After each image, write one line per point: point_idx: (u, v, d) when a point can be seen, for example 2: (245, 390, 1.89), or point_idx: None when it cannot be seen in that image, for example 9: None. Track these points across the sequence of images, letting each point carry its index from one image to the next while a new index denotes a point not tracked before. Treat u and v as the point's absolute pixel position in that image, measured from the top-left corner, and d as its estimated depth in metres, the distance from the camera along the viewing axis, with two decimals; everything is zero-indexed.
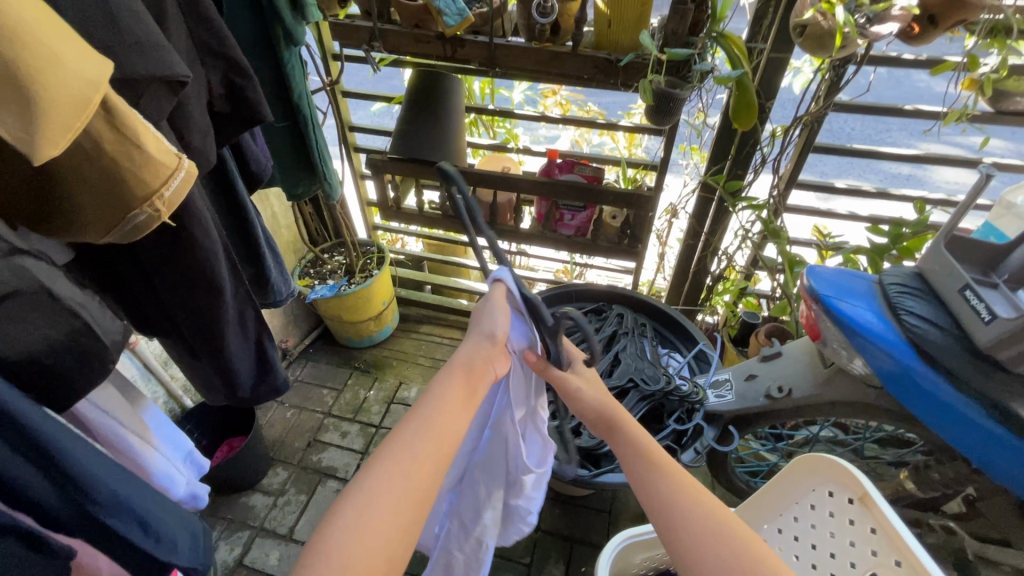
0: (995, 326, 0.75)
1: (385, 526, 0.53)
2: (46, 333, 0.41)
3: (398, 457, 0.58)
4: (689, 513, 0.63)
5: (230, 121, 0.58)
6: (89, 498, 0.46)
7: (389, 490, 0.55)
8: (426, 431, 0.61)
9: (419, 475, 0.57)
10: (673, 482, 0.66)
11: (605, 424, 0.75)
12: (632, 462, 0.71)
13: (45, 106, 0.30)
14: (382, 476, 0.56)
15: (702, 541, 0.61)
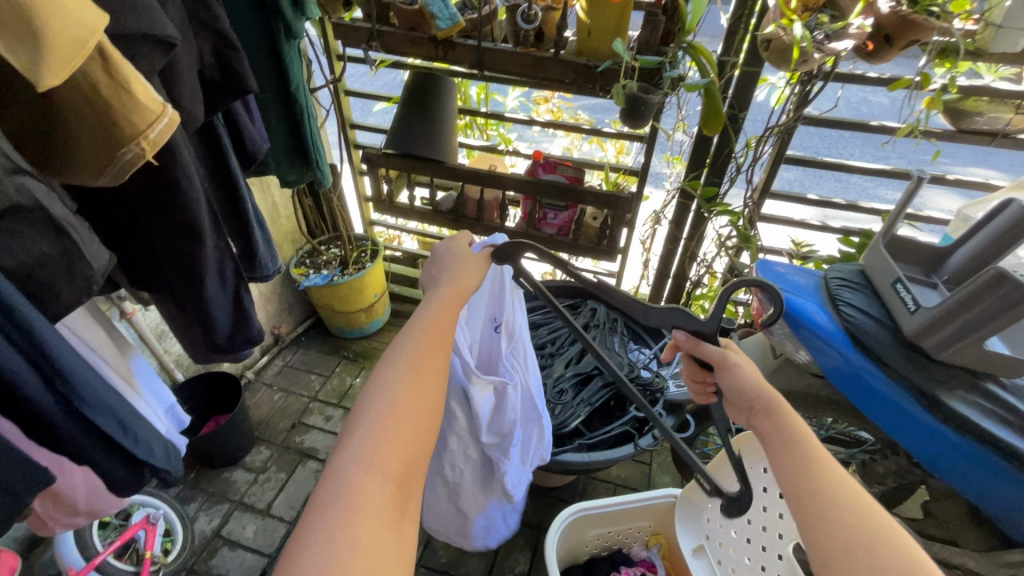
0: (921, 315, 0.81)
1: (422, 412, 0.52)
2: (41, 246, 0.48)
3: (414, 348, 0.56)
4: (829, 499, 0.49)
5: (220, 90, 0.66)
6: (72, 393, 0.54)
7: (417, 380, 0.53)
8: (432, 327, 0.58)
9: (436, 367, 0.55)
10: (821, 466, 0.52)
11: (750, 402, 0.58)
12: (771, 438, 0.56)
13: (48, 42, 0.38)
14: (403, 368, 0.53)
15: (841, 536, 0.47)
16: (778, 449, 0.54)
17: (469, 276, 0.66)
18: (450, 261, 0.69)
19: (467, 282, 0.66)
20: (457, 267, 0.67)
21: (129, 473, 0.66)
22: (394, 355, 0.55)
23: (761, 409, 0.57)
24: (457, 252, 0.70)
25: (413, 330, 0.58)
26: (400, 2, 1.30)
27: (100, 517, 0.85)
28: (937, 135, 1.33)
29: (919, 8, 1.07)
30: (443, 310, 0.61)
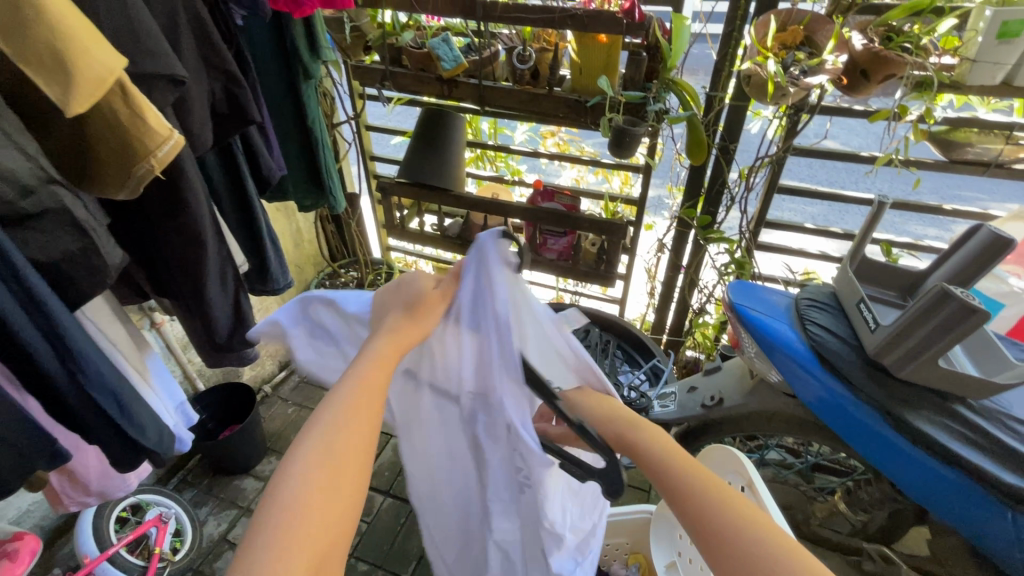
0: (881, 332, 0.84)
1: (334, 505, 0.52)
2: (64, 243, 0.58)
3: (333, 431, 0.54)
4: (716, 509, 0.56)
5: (228, 120, 0.78)
6: (78, 368, 0.64)
7: (328, 467, 0.53)
8: (353, 399, 0.56)
9: (353, 440, 0.55)
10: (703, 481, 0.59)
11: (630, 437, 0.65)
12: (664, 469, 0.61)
13: (78, 81, 0.49)
14: (313, 458, 0.52)
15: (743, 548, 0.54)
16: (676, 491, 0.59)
17: (423, 313, 0.65)
18: (403, 296, 0.66)
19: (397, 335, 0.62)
20: (396, 324, 0.63)
21: (127, 449, 0.74)
22: (314, 425, 0.55)
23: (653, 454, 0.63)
24: (405, 301, 0.66)
25: (327, 409, 0.55)
26: (412, 46, 1.44)
27: (109, 499, 0.93)
28: (929, 165, 1.35)
29: (892, 45, 1.13)
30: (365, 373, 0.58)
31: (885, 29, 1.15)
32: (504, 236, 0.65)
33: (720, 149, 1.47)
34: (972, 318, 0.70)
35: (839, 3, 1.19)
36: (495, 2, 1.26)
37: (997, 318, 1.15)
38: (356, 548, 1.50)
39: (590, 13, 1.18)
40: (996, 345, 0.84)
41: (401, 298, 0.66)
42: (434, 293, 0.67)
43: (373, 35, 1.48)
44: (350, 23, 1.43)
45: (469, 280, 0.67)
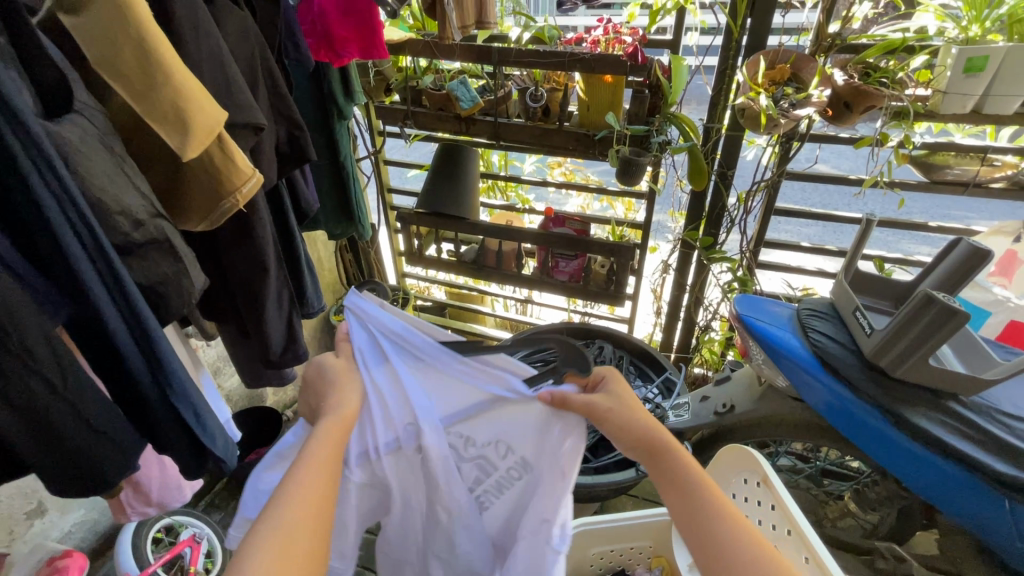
0: (876, 336, 0.92)
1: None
2: (164, 268, 0.67)
3: (282, 536, 0.51)
4: (736, 543, 0.57)
5: (289, 159, 0.88)
6: (167, 379, 0.72)
7: (275, 575, 0.49)
8: (304, 498, 0.54)
9: (301, 541, 0.52)
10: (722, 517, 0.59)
11: (649, 454, 0.65)
12: (683, 493, 0.62)
13: (193, 132, 0.59)
14: (258, 568, 0.48)
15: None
16: (695, 521, 0.60)
17: (344, 385, 0.67)
18: (328, 384, 0.67)
19: (334, 424, 0.62)
20: (337, 407, 0.64)
21: (198, 456, 0.81)
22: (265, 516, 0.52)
23: (675, 476, 0.63)
24: (327, 383, 0.67)
25: (275, 509, 0.52)
26: (432, 88, 1.58)
27: (166, 510, 1.00)
28: (913, 186, 1.45)
29: (870, 80, 1.26)
30: (313, 471, 0.57)
31: (863, 66, 1.28)
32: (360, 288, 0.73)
33: (719, 175, 1.58)
34: (955, 319, 0.79)
35: (821, 44, 1.32)
36: (509, 48, 1.39)
37: (985, 324, 1.23)
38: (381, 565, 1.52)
39: (597, 57, 1.31)
40: (981, 345, 0.93)
41: (322, 386, 0.68)
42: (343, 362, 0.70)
43: (394, 78, 1.62)
44: (374, 68, 1.57)
45: (357, 335, 0.72)
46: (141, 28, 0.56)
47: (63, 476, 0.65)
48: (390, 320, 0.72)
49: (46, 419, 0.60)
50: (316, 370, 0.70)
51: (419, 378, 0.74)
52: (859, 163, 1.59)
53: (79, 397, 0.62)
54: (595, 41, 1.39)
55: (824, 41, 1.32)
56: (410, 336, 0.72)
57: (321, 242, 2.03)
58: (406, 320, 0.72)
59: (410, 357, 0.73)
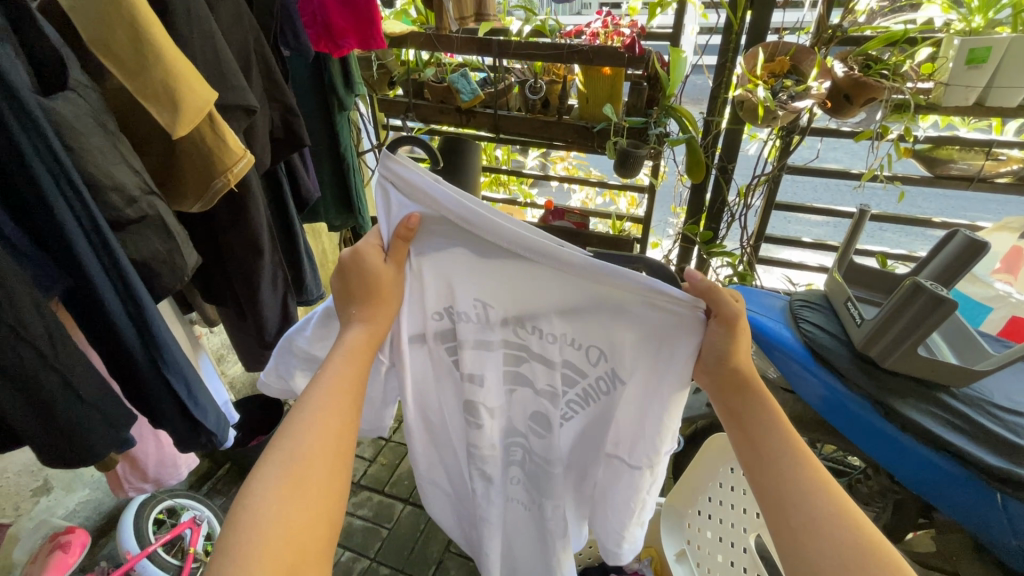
0: (866, 327, 0.94)
1: (308, 530, 0.49)
2: (156, 243, 0.70)
3: (302, 449, 0.52)
4: (812, 494, 0.54)
5: (284, 144, 0.91)
6: (160, 354, 0.74)
7: (294, 487, 0.50)
8: (325, 414, 0.55)
9: (323, 459, 0.52)
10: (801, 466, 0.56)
11: (735, 395, 0.61)
12: (763, 439, 0.59)
13: (185, 112, 0.61)
14: (277, 478, 0.49)
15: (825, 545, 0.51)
16: (772, 470, 0.57)
17: (383, 295, 0.64)
18: (361, 278, 0.63)
19: (359, 340, 0.62)
20: (363, 317, 0.63)
21: (191, 431, 0.83)
22: (288, 431, 0.53)
23: (756, 423, 0.60)
24: (361, 283, 0.63)
25: (295, 426, 0.53)
26: (433, 81, 1.59)
27: (162, 486, 1.03)
28: (916, 180, 1.43)
29: (871, 72, 1.24)
30: (333, 394, 0.57)
31: (864, 58, 1.26)
32: (392, 149, 0.61)
33: (719, 169, 1.57)
34: (940, 309, 0.80)
35: (821, 36, 1.32)
36: (509, 40, 1.40)
37: (985, 321, 1.21)
38: (377, 552, 1.52)
39: (595, 48, 1.31)
40: (975, 338, 0.93)
41: (359, 278, 0.63)
42: (384, 265, 0.64)
43: (397, 72, 1.63)
44: (377, 62, 1.58)
45: (388, 222, 0.64)
46: (131, 9, 0.59)
47: (56, 445, 0.67)
48: (431, 202, 0.62)
49: (38, 389, 0.62)
50: (351, 265, 0.63)
51: (472, 266, 0.66)
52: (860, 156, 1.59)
53: (71, 368, 0.64)
54: (594, 33, 1.40)
55: (825, 33, 1.31)
56: (455, 214, 0.62)
57: (325, 235, 2.05)
58: (450, 194, 0.61)
59: (457, 245, 0.66)
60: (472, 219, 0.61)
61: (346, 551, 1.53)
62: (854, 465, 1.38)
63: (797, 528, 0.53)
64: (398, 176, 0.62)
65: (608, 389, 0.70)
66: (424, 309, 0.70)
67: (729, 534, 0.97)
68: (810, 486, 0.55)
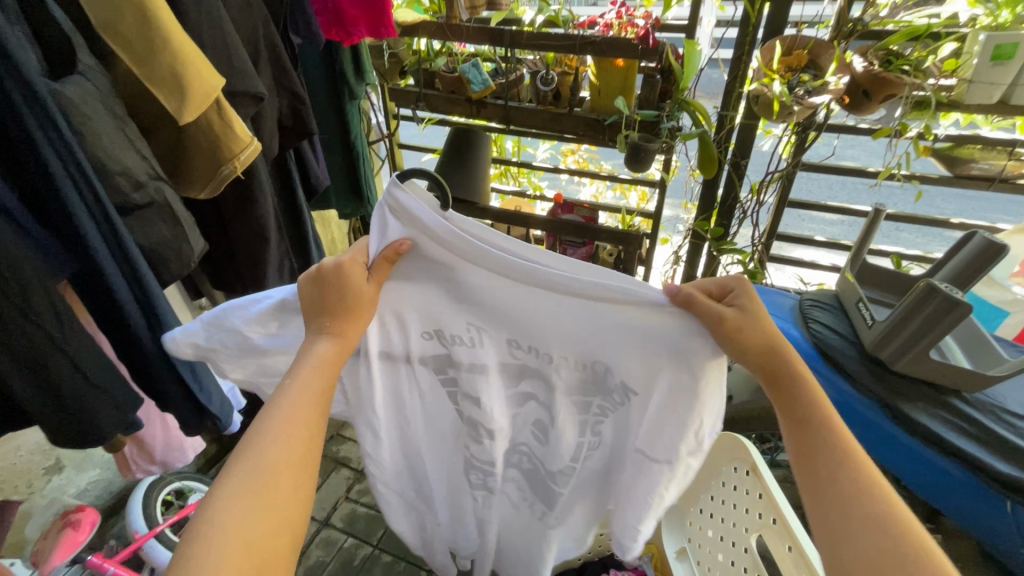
0: (877, 328, 0.92)
1: (269, 541, 0.49)
2: (163, 228, 0.70)
3: (263, 466, 0.51)
4: (854, 488, 0.54)
5: (292, 132, 0.91)
6: (166, 339, 0.75)
7: (256, 498, 0.50)
8: (290, 429, 0.54)
9: (285, 476, 0.52)
10: (839, 442, 0.57)
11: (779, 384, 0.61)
12: (806, 428, 0.58)
13: (192, 97, 0.61)
14: (235, 496, 0.49)
15: (858, 515, 0.52)
16: (812, 459, 0.57)
17: (359, 313, 0.62)
18: (334, 292, 0.61)
19: (330, 353, 0.59)
20: (332, 328, 0.61)
21: (196, 415, 0.84)
22: (252, 442, 0.53)
23: (798, 411, 0.59)
24: (337, 296, 0.61)
25: (259, 437, 0.53)
26: (444, 70, 1.58)
27: (169, 469, 1.04)
28: (935, 180, 1.40)
29: (892, 67, 1.21)
30: (300, 403, 0.56)
31: (885, 53, 1.23)
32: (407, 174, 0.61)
33: (732, 164, 1.55)
34: (956, 311, 0.78)
35: (841, 30, 1.29)
36: (521, 30, 1.38)
37: (1002, 325, 1.19)
38: (379, 540, 1.54)
39: (609, 39, 1.29)
40: (990, 342, 0.91)
41: (332, 292, 0.61)
42: (366, 284, 0.63)
43: (408, 61, 1.63)
44: (389, 50, 1.60)
45: (379, 240, 0.64)
46: None
47: (63, 426, 0.68)
48: (425, 228, 0.62)
49: (46, 370, 0.63)
50: (332, 278, 0.61)
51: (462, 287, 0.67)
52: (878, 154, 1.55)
53: (79, 350, 0.65)
54: (607, 24, 1.37)
55: (845, 26, 1.27)
56: (450, 240, 0.62)
57: (334, 223, 2.05)
58: (446, 223, 0.61)
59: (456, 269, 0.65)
60: (470, 248, 0.62)
61: (350, 538, 1.55)
62: None
63: (832, 517, 0.53)
64: (397, 200, 0.62)
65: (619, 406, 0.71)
66: (410, 329, 0.71)
67: (731, 534, 0.96)
68: (852, 479, 0.54)
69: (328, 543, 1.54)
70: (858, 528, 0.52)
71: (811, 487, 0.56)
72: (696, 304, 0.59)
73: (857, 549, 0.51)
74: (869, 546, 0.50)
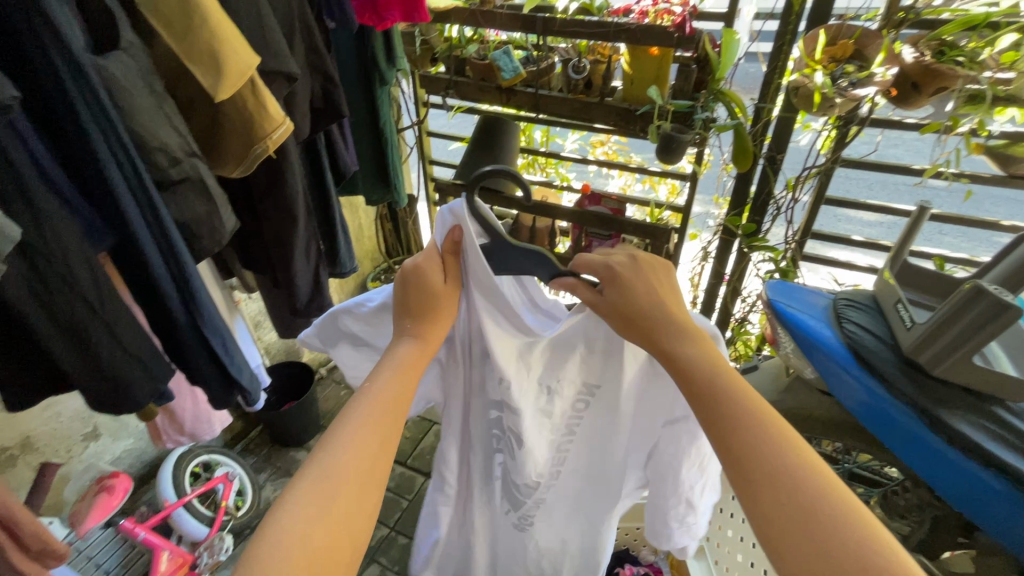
0: (917, 331, 0.89)
1: (332, 547, 0.47)
2: (198, 205, 0.72)
3: (337, 462, 0.51)
4: (767, 450, 0.48)
5: (324, 113, 0.92)
6: (198, 313, 0.77)
7: (324, 501, 0.48)
8: (365, 432, 0.53)
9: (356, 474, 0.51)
10: (745, 403, 0.52)
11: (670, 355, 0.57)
12: (708, 396, 0.53)
13: (227, 75, 0.62)
14: (307, 489, 0.49)
15: (776, 481, 0.47)
16: (720, 429, 0.51)
17: (439, 317, 0.64)
18: (418, 296, 0.63)
19: (411, 356, 0.60)
20: (417, 330, 0.62)
21: (224, 389, 0.86)
22: (328, 442, 0.52)
23: (694, 380, 0.55)
24: (419, 301, 0.63)
25: (336, 439, 0.52)
26: (475, 58, 1.57)
27: (197, 441, 1.08)
28: (986, 179, 1.32)
29: (944, 59, 1.14)
30: (379, 409, 0.55)
31: (938, 43, 1.16)
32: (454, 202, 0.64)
33: (767, 158, 1.50)
34: (1004, 316, 0.74)
35: (891, 19, 1.24)
36: (554, 16, 1.36)
37: None
38: (396, 522, 1.56)
39: (644, 27, 1.26)
40: None
41: (415, 296, 0.63)
42: (442, 284, 0.64)
43: (440, 48, 1.63)
44: (421, 37, 1.60)
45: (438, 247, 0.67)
46: None
47: (99, 392, 0.70)
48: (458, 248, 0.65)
49: (85, 338, 0.65)
50: (411, 279, 0.63)
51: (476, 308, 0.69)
52: (924, 151, 1.48)
53: (116, 321, 0.67)
54: (643, 11, 1.34)
55: (895, 15, 1.23)
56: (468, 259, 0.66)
57: (362, 210, 2.08)
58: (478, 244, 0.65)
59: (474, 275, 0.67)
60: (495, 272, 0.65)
61: None
62: (892, 477, 1.32)
63: (757, 491, 0.48)
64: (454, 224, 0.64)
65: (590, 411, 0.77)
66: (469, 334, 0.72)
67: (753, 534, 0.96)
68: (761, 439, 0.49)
69: None
70: (773, 487, 0.47)
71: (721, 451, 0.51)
72: (577, 293, 0.62)
73: (779, 508, 0.46)
74: (787, 502, 0.46)
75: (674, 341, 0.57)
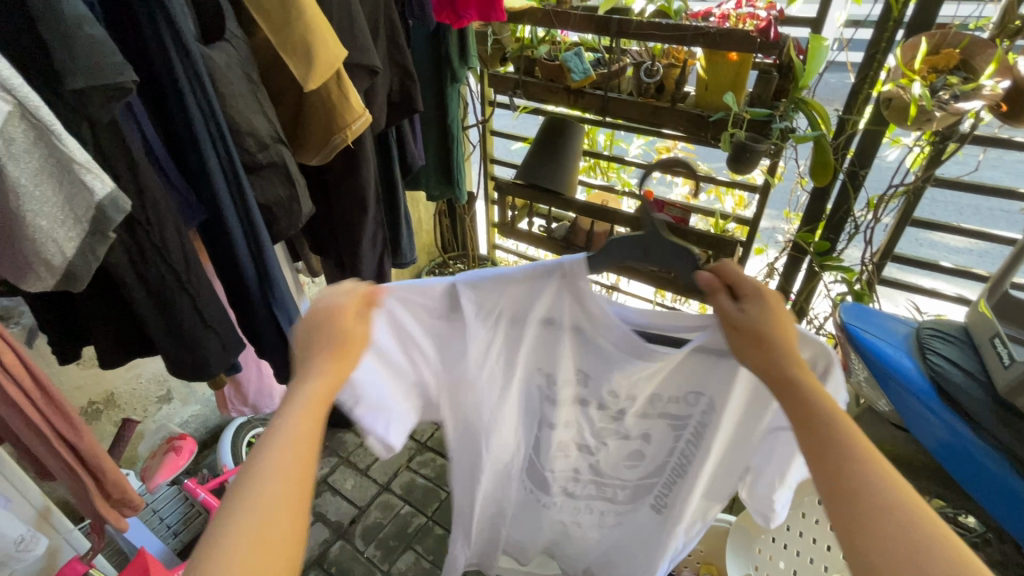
0: (1017, 369, 0.82)
1: None
2: (280, 189, 0.76)
3: (237, 548, 0.40)
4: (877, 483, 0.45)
5: (399, 107, 0.95)
6: (271, 292, 0.81)
7: None
8: (275, 499, 0.43)
9: (275, 555, 0.42)
10: (851, 432, 0.49)
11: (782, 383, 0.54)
12: (817, 424, 0.50)
13: (317, 66, 0.65)
14: None
15: (888, 516, 0.43)
16: (828, 456, 0.47)
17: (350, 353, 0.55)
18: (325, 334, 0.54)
19: (319, 395, 0.51)
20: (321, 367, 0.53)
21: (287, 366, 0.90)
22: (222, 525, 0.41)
23: (804, 409, 0.51)
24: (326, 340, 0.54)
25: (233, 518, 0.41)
26: (546, 58, 1.57)
27: (258, 413, 1.14)
28: None
29: None
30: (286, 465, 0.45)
31: None
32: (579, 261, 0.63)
33: (848, 174, 1.41)
34: None
35: (1005, 27, 1.11)
36: (630, 18, 1.33)
37: None
38: (434, 513, 1.59)
39: (724, 31, 1.21)
40: None
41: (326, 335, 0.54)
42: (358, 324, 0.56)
43: (511, 48, 1.64)
44: (493, 37, 1.61)
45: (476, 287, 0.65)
46: None
47: (179, 358, 0.75)
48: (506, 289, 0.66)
49: (171, 306, 0.70)
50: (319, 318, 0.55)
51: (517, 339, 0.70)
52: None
53: (199, 293, 0.72)
54: (724, 15, 1.29)
55: (1010, 24, 1.10)
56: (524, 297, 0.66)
57: (422, 204, 2.13)
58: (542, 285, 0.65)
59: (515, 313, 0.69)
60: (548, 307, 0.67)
61: (406, 505, 1.61)
62: (969, 528, 1.20)
63: (867, 523, 0.43)
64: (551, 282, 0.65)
65: (711, 436, 0.73)
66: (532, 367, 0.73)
67: None
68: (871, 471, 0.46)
69: (386, 507, 1.61)
70: (889, 527, 0.42)
71: (827, 480, 0.47)
72: (715, 298, 0.60)
73: (893, 546, 0.42)
74: (901, 537, 0.42)
75: (789, 367, 0.54)
